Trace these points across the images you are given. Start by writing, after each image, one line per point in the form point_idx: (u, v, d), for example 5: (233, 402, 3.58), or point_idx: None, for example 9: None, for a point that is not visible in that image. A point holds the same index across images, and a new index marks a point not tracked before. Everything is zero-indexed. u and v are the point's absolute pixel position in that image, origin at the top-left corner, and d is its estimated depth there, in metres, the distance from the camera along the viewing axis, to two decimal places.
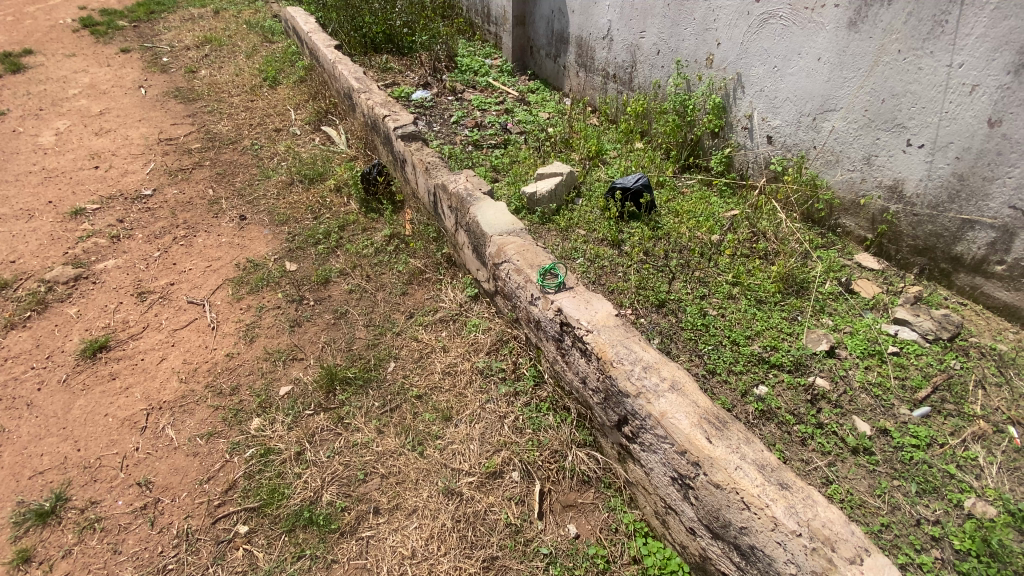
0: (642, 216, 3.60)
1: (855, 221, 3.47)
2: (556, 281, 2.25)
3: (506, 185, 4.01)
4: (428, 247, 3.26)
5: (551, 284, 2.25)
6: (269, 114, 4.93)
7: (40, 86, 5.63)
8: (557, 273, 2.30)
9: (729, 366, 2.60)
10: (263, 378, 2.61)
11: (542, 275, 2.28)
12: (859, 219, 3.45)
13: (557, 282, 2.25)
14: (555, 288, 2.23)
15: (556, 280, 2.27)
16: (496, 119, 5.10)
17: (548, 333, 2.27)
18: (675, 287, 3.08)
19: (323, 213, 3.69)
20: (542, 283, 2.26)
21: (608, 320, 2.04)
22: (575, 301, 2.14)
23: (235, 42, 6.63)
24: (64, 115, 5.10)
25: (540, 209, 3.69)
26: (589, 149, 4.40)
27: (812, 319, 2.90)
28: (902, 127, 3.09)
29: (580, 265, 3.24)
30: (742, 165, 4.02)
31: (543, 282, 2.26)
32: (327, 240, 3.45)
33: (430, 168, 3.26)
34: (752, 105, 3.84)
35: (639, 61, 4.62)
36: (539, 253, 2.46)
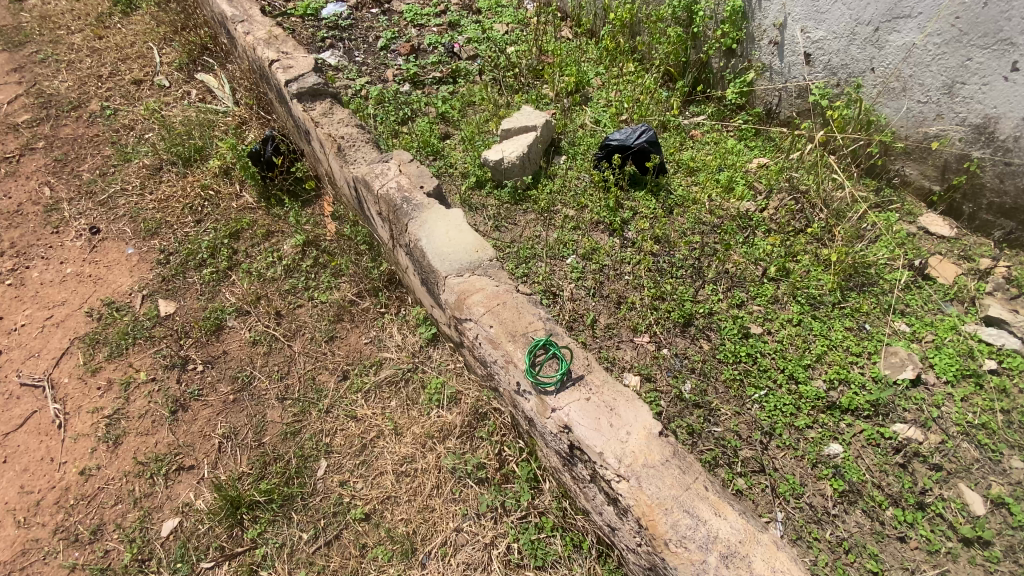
0: (647, 182, 2.67)
1: (920, 170, 2.68)
2: (558, 374, 1.40)
3: (459, 146, 2.97)
4: (359, 262, 2.31)
5: (549, 381, 1.40)
6: (123, 58, 3.62)
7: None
8: (561, 358, 1.43)
9: (790, 421, 1.90)
10: (137, 509, 1.81)
11: (532, 358, 1.43)
12: (926, 169, 2.67)
13: (560, 373, 1.40)
14: (557, 386, 1.39)
15: (558, 371, 1.41)
16: (437, 40, 3.83)
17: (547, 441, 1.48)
18: (703, 293, 2.27)
19: (209, 213, 2.67)
20: (531, 376, 1.40)
21: (651, 451, 1.25)
22: (590, 414, 1.32)
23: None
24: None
25: (510, 182, 2.69)
26: (565, 80, 3.29)
27: (882, 327, 2.20)
28: (1009, 44, 2.22)
29: (572, 267, 2.37)
30: (767, 95, 3.05)
31: (532, 374, 1.40)
32: (217, 260, 2.47)
33: (345, 147, 2.19)
34: (785, 9, 2.79)
35: None
36: (522, 310, 1.57)
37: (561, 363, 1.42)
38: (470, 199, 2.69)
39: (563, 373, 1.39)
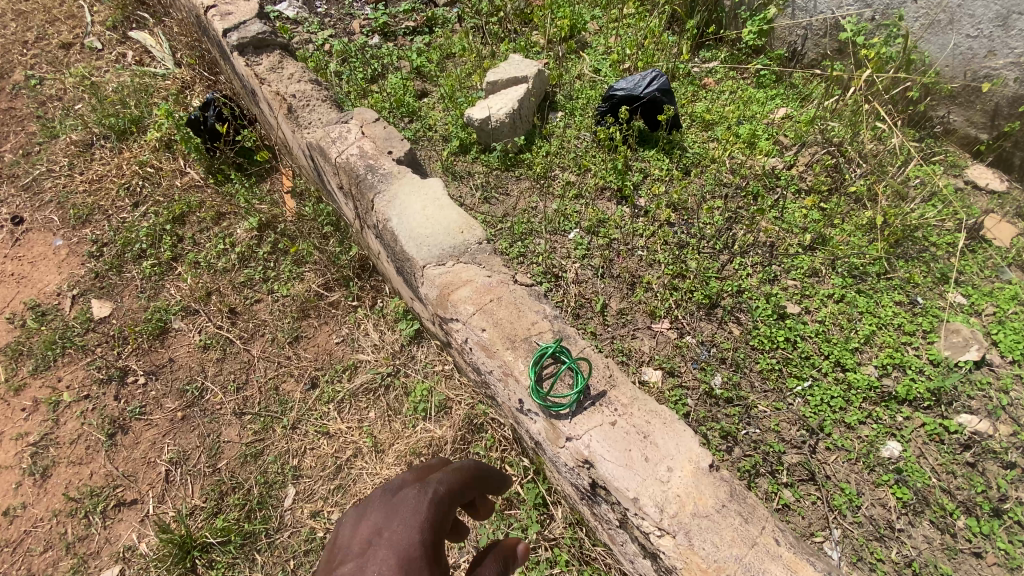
0: (659, 139, 2.31)
1: (965, 117, 2.36)
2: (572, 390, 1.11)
3: (439, 104, 2.57)
4: (324, 245, 1.95)
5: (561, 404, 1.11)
6: (46, 16, 3.13)
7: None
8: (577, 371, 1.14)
9: (840, 418, 1.62)
10: (71, 557, 1.52)
11: (538, 371, 1.14)
12: (974, 115, 2.34)
13: (575, 392, 1.11)
14: (572, 408, 1.10)
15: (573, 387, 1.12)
16: None
17: (561, 470, 1.21)
18: (730, 268, 1.95)
19: (149, 195, 2.29)
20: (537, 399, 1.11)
21: (700, 496, 0.98)
22: (620, 445, 1.04)
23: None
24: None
25: (499, 145, 2.30)
26: (558, 24, 2.86)
27: (937, 299, 1.90)
28: None
29: (577, 242, 2.03)
30: (786, 35, 2.67)
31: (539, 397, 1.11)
32: (159, 250, 2.10)
33: (297, 107, 1.80)
34: None
35: None
36: (523, 307, 1.25)
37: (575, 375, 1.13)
38: (454, 166, 2.31)
39: (579, 388, 1.10)
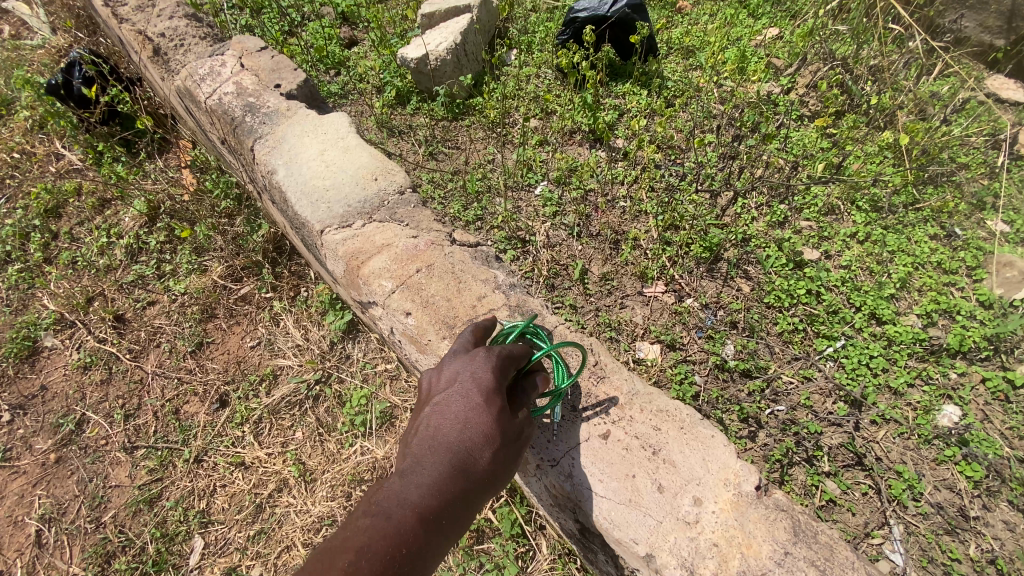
0: (633, 70, 1.95)
1: (977, 20, 2.11)
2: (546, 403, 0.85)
3: (371, 51, 2.16)
4: (231, 228, 1.57)
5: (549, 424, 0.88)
6: None
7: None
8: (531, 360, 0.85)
9: (882, 382, 1.31)
10: None
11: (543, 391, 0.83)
12: (987, 18, 2.09)
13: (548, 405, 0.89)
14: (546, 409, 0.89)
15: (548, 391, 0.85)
16: None
17: (547, 505, 0.95)
18: (730, 213, 1.62)
19: (16, 187, 1.86)
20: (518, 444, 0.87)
21: (746, 543, 0.77)
22: (634, 479, 0.83)
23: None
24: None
25: (445, 87, 1.91)
26: None
27: (976, 229, 1.59)
28: None
29: (545, 196, 1.67)
30: None
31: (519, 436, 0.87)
32: (26, 251, 1.68)
33: (163, 48, 1.40)
34: None
35: None
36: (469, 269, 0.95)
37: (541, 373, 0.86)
38: (391, 120, 1.91)
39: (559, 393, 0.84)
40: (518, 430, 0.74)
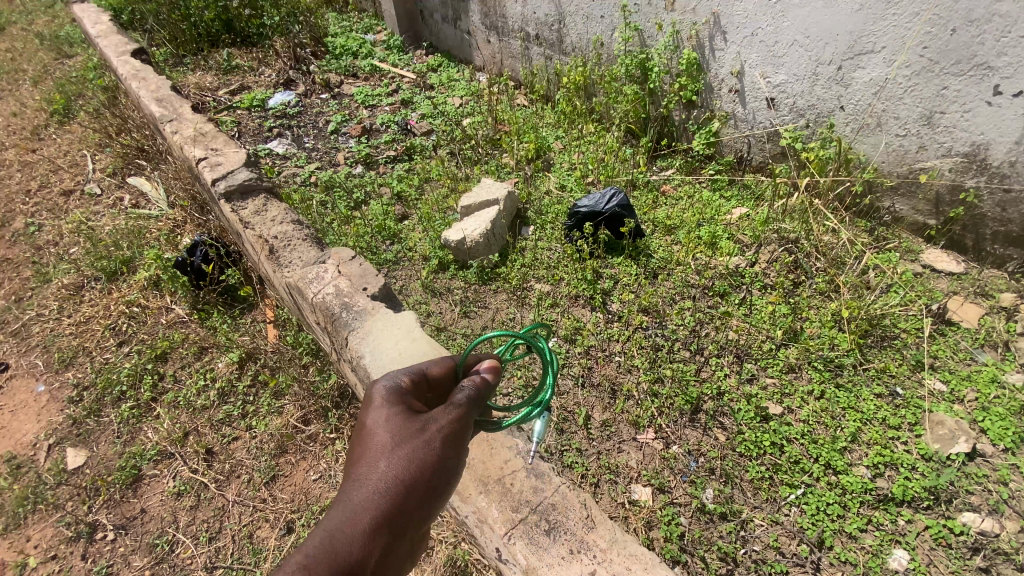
0: (625, 247, 2.47)
1: (911, 206, 2.52)
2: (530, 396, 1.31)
3: (419, 226, 2.76)
4: (306, 377, 1.97)
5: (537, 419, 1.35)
6: (57, 171, 3.42)
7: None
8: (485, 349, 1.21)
9: (835, 527, 1.56)
10: None
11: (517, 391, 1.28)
12: (918, 203, 2.50)
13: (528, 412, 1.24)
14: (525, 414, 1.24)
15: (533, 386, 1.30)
16: (390, 117, 3.72)
17: None
18: (707, 371, 1.98)
19: (132, 334, 2.33)
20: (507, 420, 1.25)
21: None
22: None
23: (24, 79, 4.77)
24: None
25: (476, 261, 2.44)
26: (525, 148, 3.17)
27: (917, 388, 1.90)
28: (987, 68, 2.10)
29: (555, 352, 2.07)
30: (735, 145, 2.97)
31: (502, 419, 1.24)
32: (137, 390, 2.10)
33: (275, 248, 1.92)
34: (741, 57, 2.74)
35: (567, 15, 3.39)
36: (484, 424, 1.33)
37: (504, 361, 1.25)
38: (433, 284, 2.43)
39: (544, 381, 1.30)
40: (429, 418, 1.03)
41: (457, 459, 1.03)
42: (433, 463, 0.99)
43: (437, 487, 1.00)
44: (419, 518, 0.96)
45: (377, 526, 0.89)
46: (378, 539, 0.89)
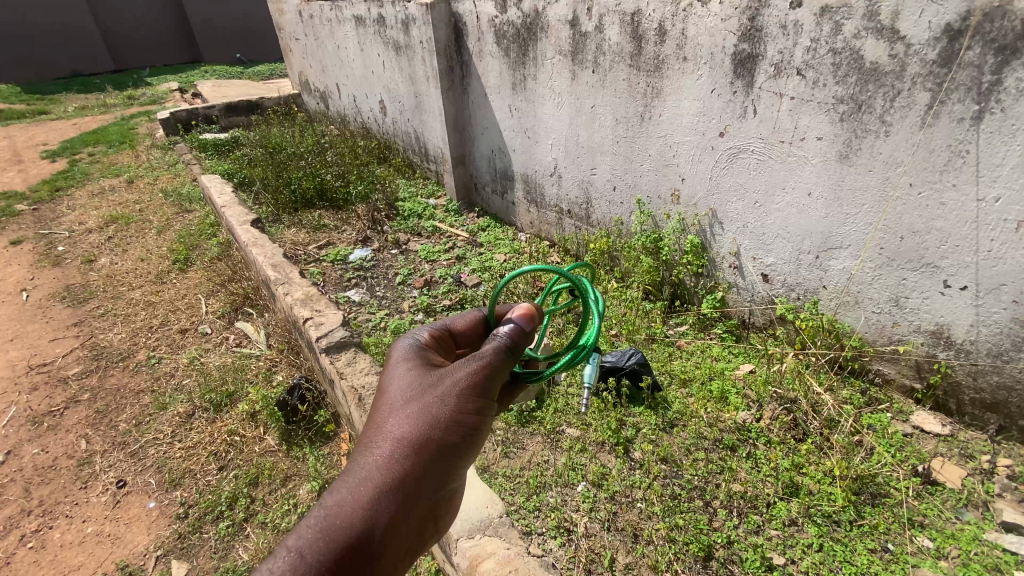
0: (645, 398, 2.92)
1: (896, 369, 2.85)
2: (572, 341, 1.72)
3: None
4: None
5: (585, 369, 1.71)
6: (175, 310, 4.09)
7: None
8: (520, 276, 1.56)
9: None
10: None
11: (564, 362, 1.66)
12: (902, 368, 2.83)
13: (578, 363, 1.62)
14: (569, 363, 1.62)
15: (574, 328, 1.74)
16: (447, 272, 4.49)
17: None
18: (717, 519, 2.29)
19: (231, 459, 2.81)
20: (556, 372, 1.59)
21: None
22: None
23: (149, 228, 5.49)
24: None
25: (516, 406, 2.94)
26: (559, 304, 3.77)
27: (906, 545, 2.15)
28: (934, 267, 2.57)
29: (584, 493, 2.45)
30: (739, 309, 3.50)
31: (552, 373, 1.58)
32: (234, 509, 2.54)
33: (365, 397, 2.58)
34: (736, 241, 3.38)
35: (595, 198, 4.25)
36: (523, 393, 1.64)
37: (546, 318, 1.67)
38: None
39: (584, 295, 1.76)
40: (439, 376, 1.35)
41: (456, 409, 1.29)
42: (433, 416, 1.27)
43: (440, 437, 1.26)
44: (426, 463, 1.23)
45: (385, 475, 1.17)
46: (387, 484, 1.17)
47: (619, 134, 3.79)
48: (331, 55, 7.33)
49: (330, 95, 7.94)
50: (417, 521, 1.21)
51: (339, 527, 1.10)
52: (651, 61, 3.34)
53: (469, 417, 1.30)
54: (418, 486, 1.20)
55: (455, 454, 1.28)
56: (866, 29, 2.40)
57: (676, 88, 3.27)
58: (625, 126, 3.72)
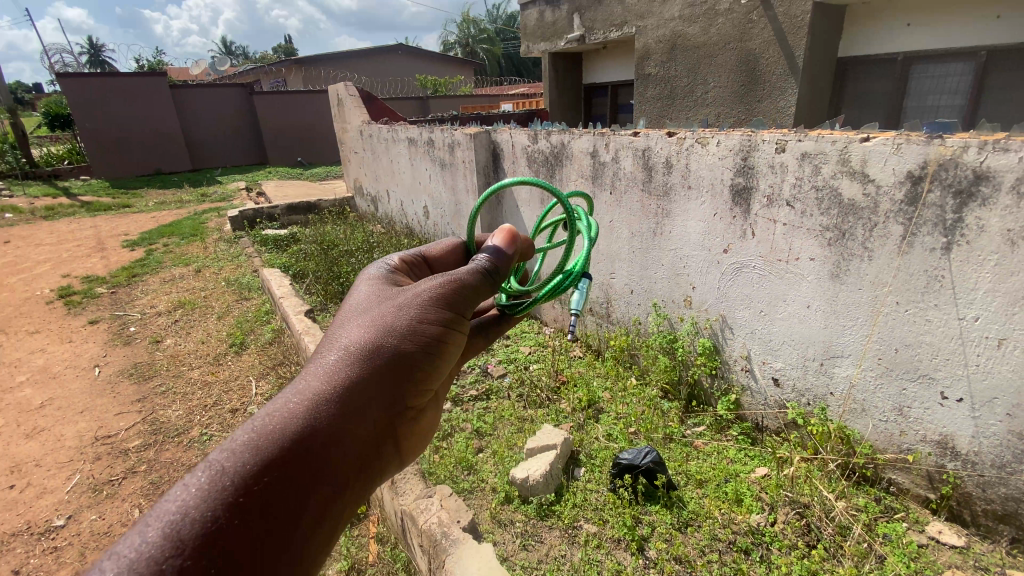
0: (661, 496, 3.04)
1: (909, 478, 2.90)
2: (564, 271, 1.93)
3: (492, 461, 3.52)
4: None
5: (575, 296, 1.84)
6: (228, 389, 4.53)
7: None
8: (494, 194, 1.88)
9: None
10: None
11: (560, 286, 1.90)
12: (914, 477, 2.89)
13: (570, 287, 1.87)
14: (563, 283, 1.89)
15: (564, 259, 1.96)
16: (475, 362, 4.83)
17: None
18: None
19: None
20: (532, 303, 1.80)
21: None
22: None
23: (211, 313, 6.14)
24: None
25: (536, 498, 3.10)
26: (579, 398, 4.00)
27: None
28: (930, 378, 2.74)
29: None
30: (753, 410, 3.66)
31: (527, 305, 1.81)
32: None
33: (397, 481, 2.82)
34: (746, 346, 3.62)
35: (614, 298, 4.63)
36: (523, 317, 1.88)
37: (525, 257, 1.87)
38: (499, 514, 3.07)
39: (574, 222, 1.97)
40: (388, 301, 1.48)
41: (409, 322, 1.42)
42: (386, 327, 1.39)
43: (392, 344, 1.37)
44: (376, 367, 1.33)
45: (335, 376, 1.26)
46: (338, 382, 1.25)
47: (635, 245, 4.25)
48: (384, 167, 8.37)
49: (379, 199, 8.94)
50: (372, 422, 1.29)
51: (285, 420, 1.15)
52: (661, 187, 3.86)
53: (422, 329, 1.42)
54: (368, 390, 1.30)
55: (407, 363, 1.39)
56: (840, 172, 2.83)
57: (684, 210, 3.75)
58: (640, 239, 4.19)
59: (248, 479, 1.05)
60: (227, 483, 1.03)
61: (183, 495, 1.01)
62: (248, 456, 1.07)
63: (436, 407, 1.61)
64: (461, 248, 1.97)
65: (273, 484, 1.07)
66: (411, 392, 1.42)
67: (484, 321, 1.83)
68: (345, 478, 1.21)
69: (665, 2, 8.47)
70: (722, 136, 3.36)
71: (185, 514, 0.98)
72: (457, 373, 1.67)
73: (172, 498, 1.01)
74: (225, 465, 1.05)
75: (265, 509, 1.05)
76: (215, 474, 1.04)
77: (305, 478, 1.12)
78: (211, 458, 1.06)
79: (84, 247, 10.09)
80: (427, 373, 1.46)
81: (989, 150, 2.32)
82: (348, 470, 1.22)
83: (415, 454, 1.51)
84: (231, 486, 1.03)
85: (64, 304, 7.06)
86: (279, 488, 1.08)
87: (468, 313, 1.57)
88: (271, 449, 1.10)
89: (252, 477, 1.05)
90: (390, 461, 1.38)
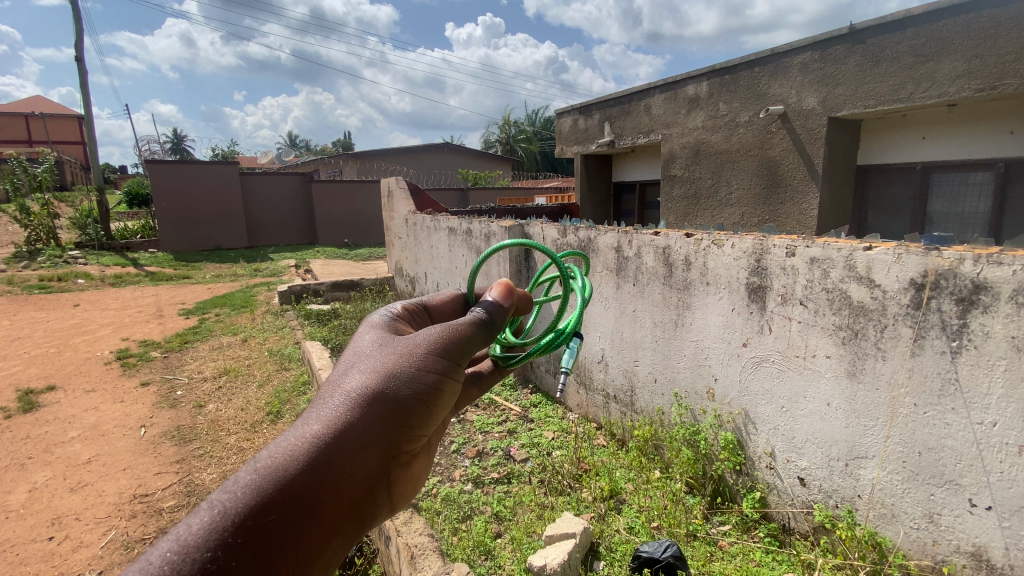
0: None
1: None
2: (557, 330, 2.14)
3: (510, 544, 3.52)
4: None
5: (567, 353, 2.03)
6: None
7: (20, 450, 5.31)
8: (494, 251, 2.09)
9: None
10: None
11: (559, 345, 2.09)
12: None
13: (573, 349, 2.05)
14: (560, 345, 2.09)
15: (558, 317, 2.16)
16: (498, 444, 4.91)
17: None
18: None
19: None
20: (526, 355, 1.98)
21: None
22: None
23: (252, 381, 6.51)
24: (34, 488, 4.66)
25: None
26: (601, 488, 3.99)
27: None
28: (956, 484, 2.70)
29: None
30: (779, 509, 3.57)
31: (521, 356, 1.98)
32: None
33: (416, 556, 2.89)
34: (770, 442, 3.61)
35: (638, 386, 4.72)
36: (498, 369, 2.07)
37: (521, 311, 2.05)
38: None
39: (569, 282, 2.19)
40: (389, 345, 1.58)
41: (411, 369, 1.52)
42: (389, 372, 1.48)
43: (393, 390, 1.46)
44: (376, 412, 1.40)
45: (335, 419, 1.33)
46: (338, 426, 1.33)
47: (657, 334, 4.44)
48: (424, 251, 9.02)
49: (417, 280, 9.51)
50: (366, 468, 1.36)
51: (284, 462, 1.21)
52: (681, 282, 4.12)
53: (421, 376, 1.52)
54: (366, 432, 1.37)
55: (406, 409, 1.48)
56: (847, 277, 3.03)
57: (703, 305, 3.97)
58: (662, 329, 4.39)
59: (246, 519, 1.12)
60: (226, 524, 1.10)
61: (185, 533, 1.07)
62: (248, 497, 1.14)
63: (428, 453, 1.69)
64: (462, 298, 2.12)
65: (269, 525, 1.14)
66: (407, 437, 1.51)
67: (478, 372, 2.01)
68: (338, 522, 1.28)
69: (689, 114, 9.28)
70: (736, 240, 3.65)
71: (185, 553, 1.04)
72: (451, 420, 1.76)
73: (175, 536, 1.07)
74: (229, 505, 1.12)
75: (263, 548, 1.12)
76: (218, 513, 1.11)
77: (299, 518, 1.19)
78: (212, 499, 1.14)
79: (144, 313, 10.91)
80: (424, 418, 1.55)
81: (984, 262, 2.49)
82: (342, 514, 1.28)
83: (406, 499, 1.57)
84: (230, 526, 1.10)
85: (121, 365, 7.60)
86: (273, 529, 1.15)
87: (465, 362, 1.68)
88: (271, 489, 1.17)
89: (251, 517, 1.12)
90: (382, 505, 1.44)
